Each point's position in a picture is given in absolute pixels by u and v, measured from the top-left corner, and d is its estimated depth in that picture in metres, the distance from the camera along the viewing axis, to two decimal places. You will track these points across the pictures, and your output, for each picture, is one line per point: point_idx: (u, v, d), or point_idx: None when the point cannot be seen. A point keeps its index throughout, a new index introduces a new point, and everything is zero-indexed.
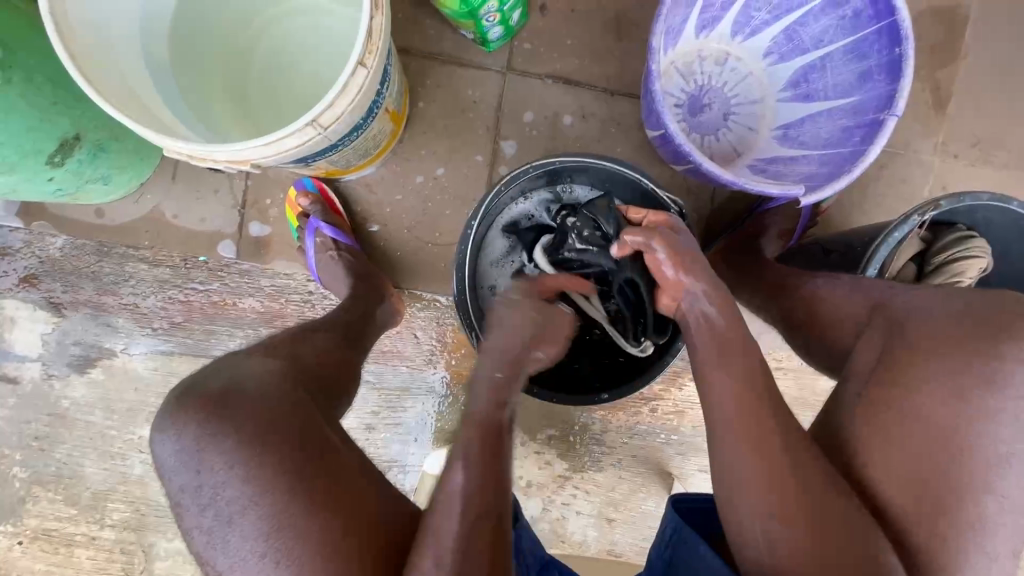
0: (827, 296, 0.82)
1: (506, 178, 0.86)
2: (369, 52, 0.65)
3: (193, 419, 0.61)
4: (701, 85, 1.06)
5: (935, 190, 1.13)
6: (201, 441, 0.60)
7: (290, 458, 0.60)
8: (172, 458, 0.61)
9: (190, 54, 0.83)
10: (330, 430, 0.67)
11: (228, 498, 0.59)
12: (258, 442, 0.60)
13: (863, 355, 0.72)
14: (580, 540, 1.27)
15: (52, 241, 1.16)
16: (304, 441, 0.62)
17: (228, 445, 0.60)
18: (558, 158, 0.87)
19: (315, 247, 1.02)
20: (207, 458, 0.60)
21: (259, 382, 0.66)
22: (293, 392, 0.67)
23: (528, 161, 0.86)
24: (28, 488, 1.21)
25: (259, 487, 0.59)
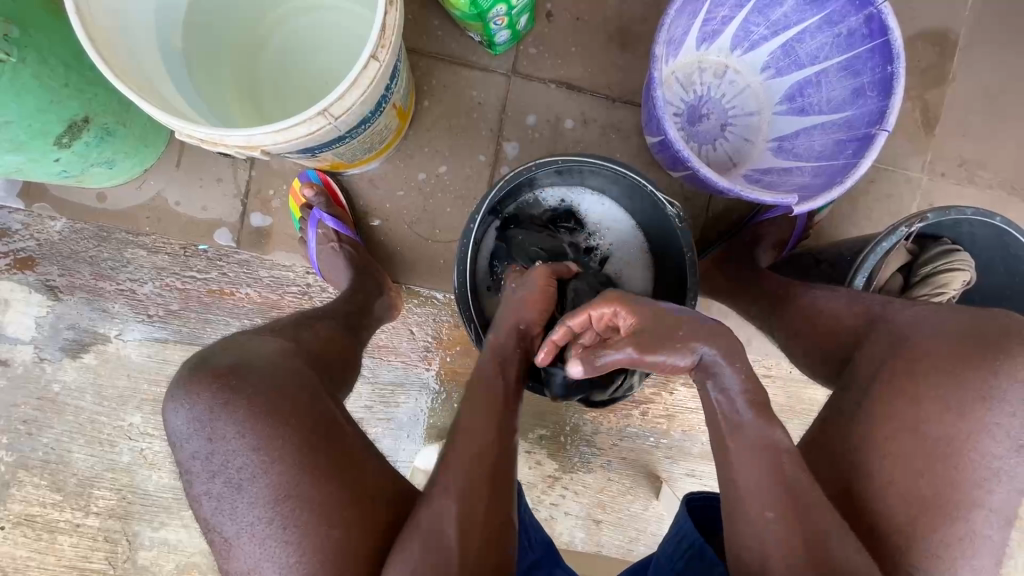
0: (825, 306, 0.83)
1: (510, 174, 0.87)
2: (382, 45, 0.67)
3: (205, 393, 0.62)
4: (700, 95, 1.09)
5: (922, 207, 1.16)
6: (214, 409, 0.61)
7: (297, 436, 0.61)
8: (183, 426, 0.61)
9: (203, 43, 0.85)
10: (336, 410, 0.68)
11: (239, 466, 0.60)
12: (272, 416, 0.61)
13: (863, 363, 0.73)
14: (568, 540, 1.27)
15: (51, 224, 1.16)
16: (307, 418, 0.63)
17: (240, 416, 0.60)
18: (562, 157, 0.88)
19: (316, 237, 1.03)
20: (219, 427, 0.60)
21: (266, 359, 0.67)
22: (299, 368, 0.69)
23: (533, 157, 0.87)
24: (13, 473, 1.20)
25: (270, 456, 0.59)
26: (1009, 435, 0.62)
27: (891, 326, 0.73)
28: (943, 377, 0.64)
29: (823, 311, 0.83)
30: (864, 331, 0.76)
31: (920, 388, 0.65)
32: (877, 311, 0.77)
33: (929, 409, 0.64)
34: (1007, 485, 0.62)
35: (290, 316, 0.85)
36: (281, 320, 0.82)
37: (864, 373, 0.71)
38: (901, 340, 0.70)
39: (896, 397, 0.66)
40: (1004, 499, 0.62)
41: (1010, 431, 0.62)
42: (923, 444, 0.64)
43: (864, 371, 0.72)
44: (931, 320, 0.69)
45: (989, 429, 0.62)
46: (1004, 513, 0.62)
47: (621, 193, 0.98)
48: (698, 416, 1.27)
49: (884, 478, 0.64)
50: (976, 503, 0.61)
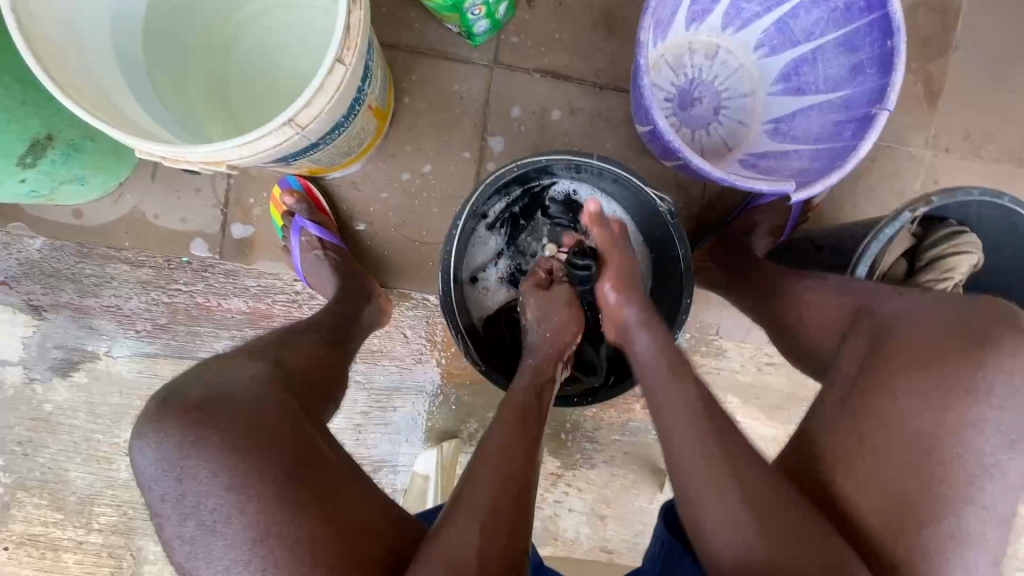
0: (813, 298, 0.80)
1: (491, 179, 0.82)
2: (347, 48, 0.63)
3: (170, 430, 0.59)
4: (691, 79, 1.04)
5: (926, 184, 1.12)
6: (184, 448, 0.58)
7: (269, 464, 0.59)
8: (152, 467, 0.59)
9: (165, 50, 0.81)
10: (318, 437, 0.66)
11: (212, 507, 0.57)
12: (242, 453, 0.58)
13: (847, 361, 0.69)
14: (572, 537, 1.26)
15: (30, 242, 1.13)
16: (281, 441, 0.61)
17: (213, 453, 0.58)
18: (549, 156, 0.83)
19: (299, 245, 1.00)
20: (190, 466, 0.58)
21: (244, 388, 0.65)
22: (278, 397, 0.66)
23: (513, 159, 0.81)
24: (12, 494, 1.19)
25: (244, 494, 0.57)
26: (1017, 434, 0.59)
27: (875, 318, 0.70)
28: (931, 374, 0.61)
29: (811, 303, 0.80)
30: (851, 323, 0.74)
31: (901, 385, 0.62)
32: (865, 302, 0.73)
33: (919, 406, 0.61)
34: (1016, 489, 0.59)
35: (264, 337, 0.82)
36: (258, 341, 0.80)
37: (847, 368, 0.68)
38: (885, 331, 0.67)
39: (875, 395, 0.63)
40: (1015, 501, 0.59)
41: (1015, 431, 0.59)
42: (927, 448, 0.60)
43: (846, 367, 0.69)
44: (916, 311, 0.66)
45: (997, 431, 0.59)
46: (1010, 517, 0.59)
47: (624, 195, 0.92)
48: None
49: (884, 483, 0.61)
50: (984, 509, 0.59)
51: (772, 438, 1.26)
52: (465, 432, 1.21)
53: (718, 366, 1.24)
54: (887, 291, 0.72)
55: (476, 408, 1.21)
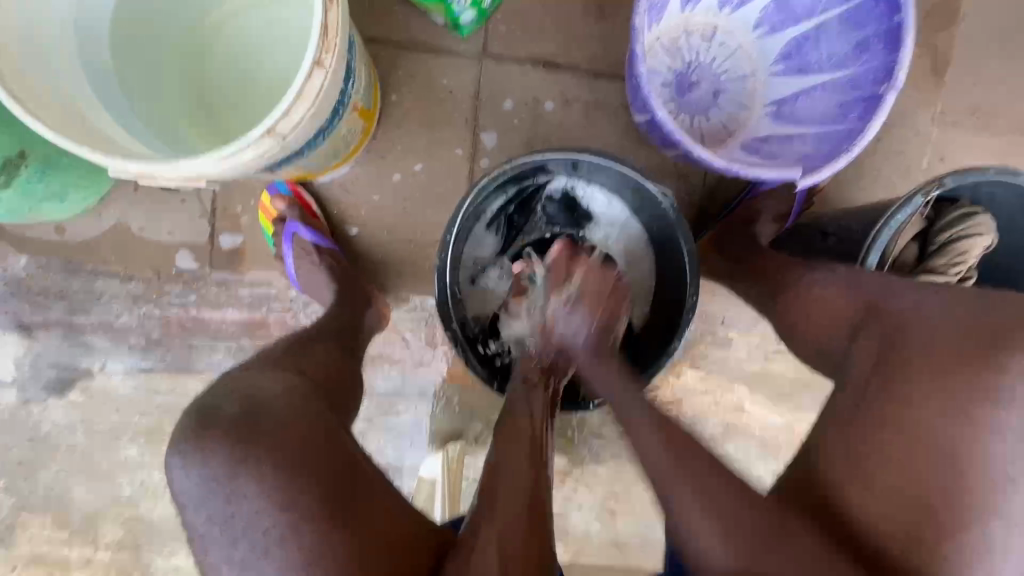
0: (818, 295, 0.78)
1: (485, 178, 0.78)
2: (326, 50, 0.59)
3: (215, 448, 0.57)
4: (689, 62, 1.00)
5: (934, 161, 1.09)
6: (232, 466, 0.56)
7: (313, 485, 0.57)
8: (196, 487, 0.57)
9: (133, 56, 0.76)
10: (355, 447, 0.65)
11: (266, 528, 0.55)
12: (292, 468, 0.57)
13: (859, 362, 0.68)
14: (583, 533, 1.26)
15: (15, 261, 1.10)
16: (330, 457, 0.60)
17: (265, 468, 0.56)
18: (545, 154, 0.79)
19: (294, 252, 0.96)
20: (237, 485, 0.56)
21: (283, 401, 0.63)
22: (315, 408, 0.65)
23: (507, 157, 0.78)
24: (16, 515, 1.17)
25: (298, 510, 0.55)
26: None
27: (885, 316, 0.67)
28: (933, 371, 0.60)
29: (817, 300, 0.78)
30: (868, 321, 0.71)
31: (906, 384, 0.61)
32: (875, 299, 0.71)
33: (923, 401, 0.60)
34: None
35: (280, 344, 0.79)
36: (277, 349, 0.77)
37: (860, 370, 0.67)
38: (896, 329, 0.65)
39: (886, 396, 0.63)
40: None
41: None
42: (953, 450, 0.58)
43: (862, 366, 0.67)
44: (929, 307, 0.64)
45: None
46: None
47: (623, 191, 0.89)
48: (708, 398, 1.23)
49: (912, 481, 0.59)
50: None
51: (781, 426, 1.25)
52: (471, 433, 1.19)
53: (724, 356, 1.22)
54: (900, 287, 0.69)
55: (481, 408, 1.19)
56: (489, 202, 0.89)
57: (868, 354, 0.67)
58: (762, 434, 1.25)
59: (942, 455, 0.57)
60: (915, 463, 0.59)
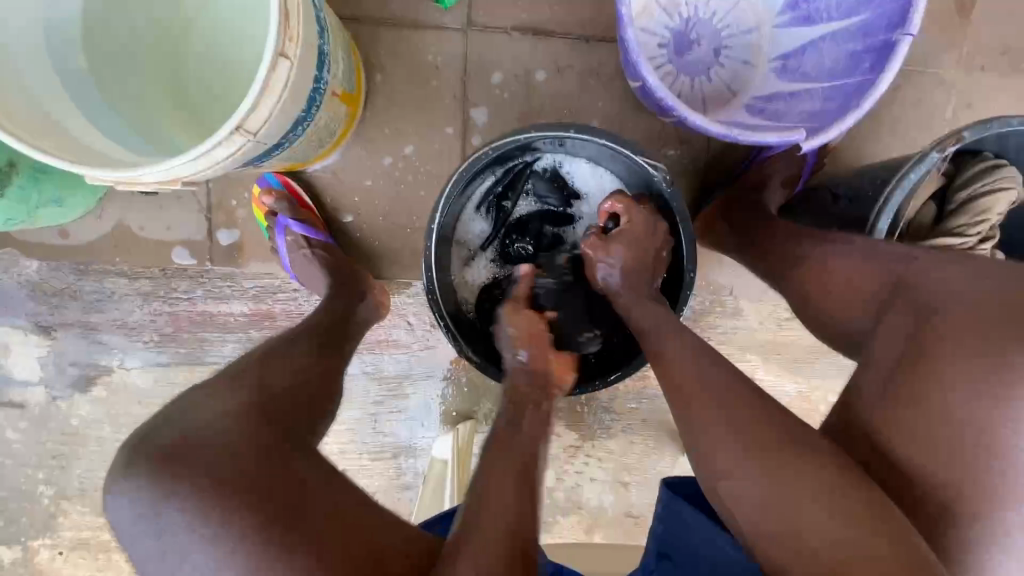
0: (839, 271, 0.73)
1: (466, 161, 0.76)
2: (289, 39, 0.57)
3: (145, 485, 0.54)
4: (687, 18, 0.94)
5: (958, 109, 1.01)
6: (159, 500, 0.53)
7: (253, 515, 0.52)
8: (129, 522, 0.54)
9: (110, 59, 0.75)
10: (311, 472, 0.59)
11: (195, 565, 0.52)
12: (222, 501, 0.53)
13: (882, 343, 0.65)
14: (597, 505, 1.27)
15: (27, 264, 1.13)
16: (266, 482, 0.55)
17: (190, 505, 0.52)
18: (528, 132, 0.76)
19: (286, 245, 0.96)
20: (166, 521, 0.53)
21: (221, 424, 0.59)
22: (257, 432, 0.59)
23: (489, 138, 0.75)
24: (57, 503, 1.24)
25: (229, 548, 0.51)
26: None
27: (915, 295, 0.63)
28: (970, 350, 0.57)
29: (837, 277, 0.73)
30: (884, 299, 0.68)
31: (939, 364, 0.58)
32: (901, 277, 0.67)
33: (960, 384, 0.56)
34: None
35: (249, 352, 0.75)
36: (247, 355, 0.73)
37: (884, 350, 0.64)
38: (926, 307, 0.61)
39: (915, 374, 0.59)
40: None
41: None
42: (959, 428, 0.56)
43: (885, 348, 0.64)
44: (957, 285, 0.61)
45: None
46: None
47: (615, 163, 0.85)
48: None
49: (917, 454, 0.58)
50: None
51: (796, 394, 1.22)
52: (480, 412, 1.21)
53: (734, 326, 1.19)
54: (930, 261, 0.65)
55: (488, 387, 1.21)
56: (474, 184, 0.86)
57: (894, 332, 0.64)
58: (775, 403, 1.22)
59: (969, 435, 0.56)
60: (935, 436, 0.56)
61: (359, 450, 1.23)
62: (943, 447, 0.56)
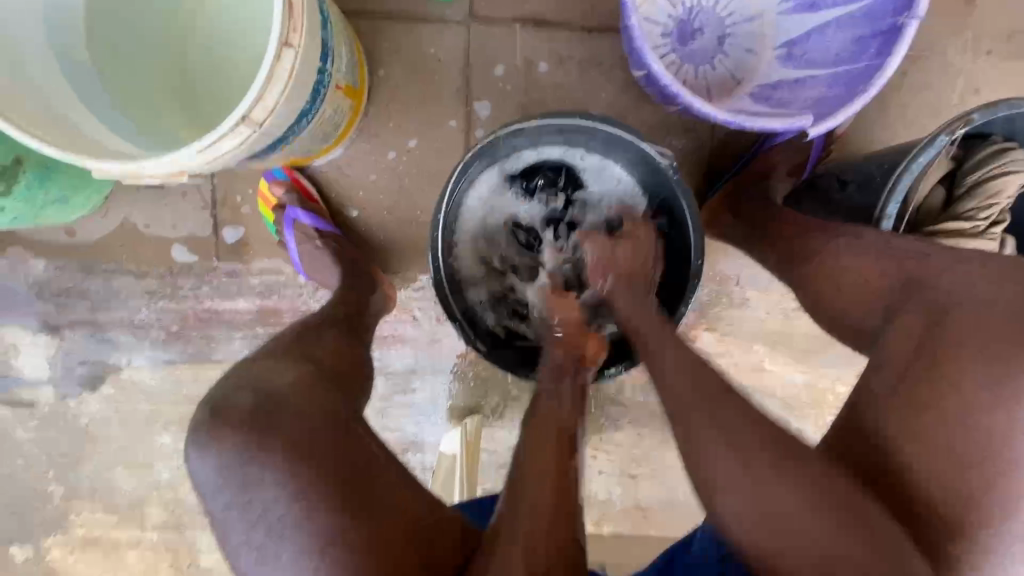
0: (850, 264, 0.74)
1: (470, 151, 0.77)
2: (293, 30, 0.57)
3: (229, 438, 0.59)
4: (690, 7, 0.94)
5: (966, 94, 1.00)
6: (243, 461, 0.58)
7: (315, 466, 0.58)
8: (211, 478, 0.59)
9: (111, 51, 0.75)
10: (370, 440, 0.66)
11: (279, 514, 0.57)
12: (301, 458, 0.59)
13: (898, 341, 0.64)
14: (605, 498, 1.27)
15: (34, 265, 1.14)
16: (342, 449, 0.61)
17: (276, 460, 0.58)
18: (528, 121, 0.77)
19: (295, 239, 0.95)
20: (252, 474, 0.58)
21: (293, 391, 0.65)
22: (322, 401, 0.66)
23: (495, 128, 0.77)
24: (68, 502, 1.24)
25: (301, 484, 0.57)
26: None
27: (931, 292, 0.64)
28: (987, 353, 0.57)
29: (850, 271, 0.73)
30: (899, 295, 0.68)
31: (958, 366, 0.58)
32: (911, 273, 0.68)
33: (981, 384, 0.57)
34: None
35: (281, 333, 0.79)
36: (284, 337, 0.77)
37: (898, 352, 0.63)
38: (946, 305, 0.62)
39: (927, 379, 0.60)
40: None
41: None
42: (972, 425, 0.57)
43: (897, 347, 0.64)
44: (969, 285, 0.62)
45: None
46: None
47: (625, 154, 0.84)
48: (726, 360, 1.20)
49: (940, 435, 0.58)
50: None
51: (804, 384, 1.22)
52: (487, 407, 1.21)
53: (741, 316, 1.18)
54: (944, 259, 0.65)
55: (495, 383, 1.21)
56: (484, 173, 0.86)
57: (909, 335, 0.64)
58: (783, 393, 1.22)
59: (983, 434, 0.56)
60: (951, 443, 0.57)
61: None
62: (955, 449, 0.57)
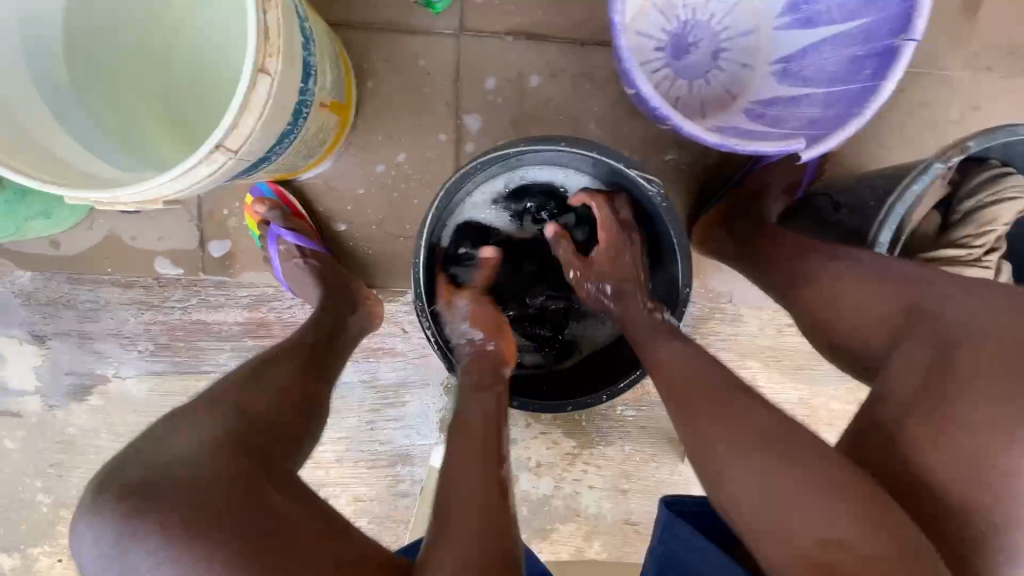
0: (850, 291, 0.70)
1: (455, 175, 0.76)
2: (269, 55, 0.56)
3: (110, 515, 0.50)
4: (684, 21, 0.92)
5: (964, 111, 0.98)
6: (122, 542, 0.49)
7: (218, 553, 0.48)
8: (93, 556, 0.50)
9: (91, 68, 0.73)
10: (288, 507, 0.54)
11: None
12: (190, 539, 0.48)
13: (900, 372, 0.62)
14: (595, 512, 1.26)
15: (20, 275, 1.13)
16: (242, 525, 0.50)
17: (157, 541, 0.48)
18: (515, 146, 0.76)
19: (279, 255, 0.95)
20: (131, 561, 0.48)
21: (195, 455, 0.55)
22: (236, 465, 0.55)
23: (480, 151, 0.75)
24: (56, 511, 1.23)
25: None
26: None
27: (937, 323, 0.61)
28: (997, 393, 0.54)
29: (852, 297, 0.70)
30: (901, 325, 0.65)
31: (964, 401, 0.56)
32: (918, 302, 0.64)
33: (988, 421, 0.54)
34: None
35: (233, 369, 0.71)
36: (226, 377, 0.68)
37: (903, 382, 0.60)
38: (949, 338, 0.59)
39: (931, 409, 0.57)
40: None
41: None
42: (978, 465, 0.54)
43: (905, 375, 0.61)
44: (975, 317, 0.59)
45: None
46: None
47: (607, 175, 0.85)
48: None
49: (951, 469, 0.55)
50: None
51: (797, 401, 1.20)
52: None
53: (734, 332, 1.17)
54: (953, 289, 0.62)
55: None
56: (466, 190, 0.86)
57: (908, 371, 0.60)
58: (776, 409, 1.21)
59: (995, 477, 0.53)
60: (961, 478, 0.54)
61: (355, 459, 1.22)
62: (964, 486, 0.54)
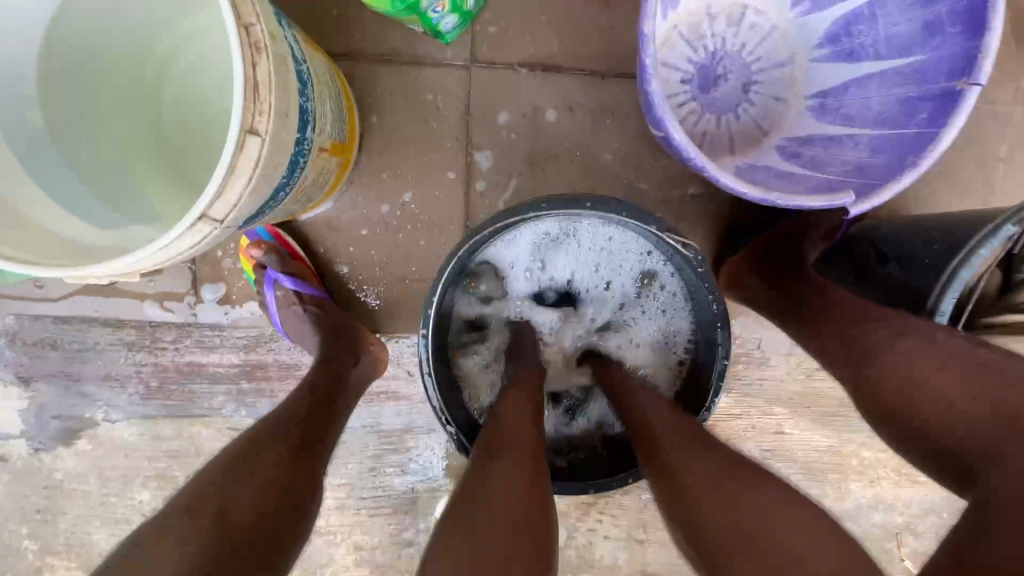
0: (925, 373, 0.61)
1: (470, 239, 0.68)
2: (260, 113, 0.49)
3: None
4: (713, 51, 0.85)
5: (1016, 147, 0.91)
6: None
7: None
8: None
9: (73, 112, 0.67)
10: None
11: None
12: None
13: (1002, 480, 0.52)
14: (610, 563, 1.19)
15: (5, 315, 1.07)
16: None
17: None
18: (536, 210, 0.67)
19: (276, 301, 0.88)
20: None
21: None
22: None
23: (493, 216, 0.67)
24: (42, 559, 1.17)
25: None
26: None
27: None
28: None
29: (929, 380, 0.61)
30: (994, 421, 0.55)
31: None
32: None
33: None
34: None
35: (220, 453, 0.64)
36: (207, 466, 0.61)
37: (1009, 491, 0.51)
38: None
39: None
40: None
41: None
42: None
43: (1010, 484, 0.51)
44: None
45: None
46: None
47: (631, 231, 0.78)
48: (743, 422, 1.12)
49: None
50: None
51: (827, 449, 1.13)
52: None
53: (760, 377, 1.10)
54: None
55: None
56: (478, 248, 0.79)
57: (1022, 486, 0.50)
58: (804, 458, 1.13)
59: None
60: None
61: (356, 506, 1.15)
62: None
